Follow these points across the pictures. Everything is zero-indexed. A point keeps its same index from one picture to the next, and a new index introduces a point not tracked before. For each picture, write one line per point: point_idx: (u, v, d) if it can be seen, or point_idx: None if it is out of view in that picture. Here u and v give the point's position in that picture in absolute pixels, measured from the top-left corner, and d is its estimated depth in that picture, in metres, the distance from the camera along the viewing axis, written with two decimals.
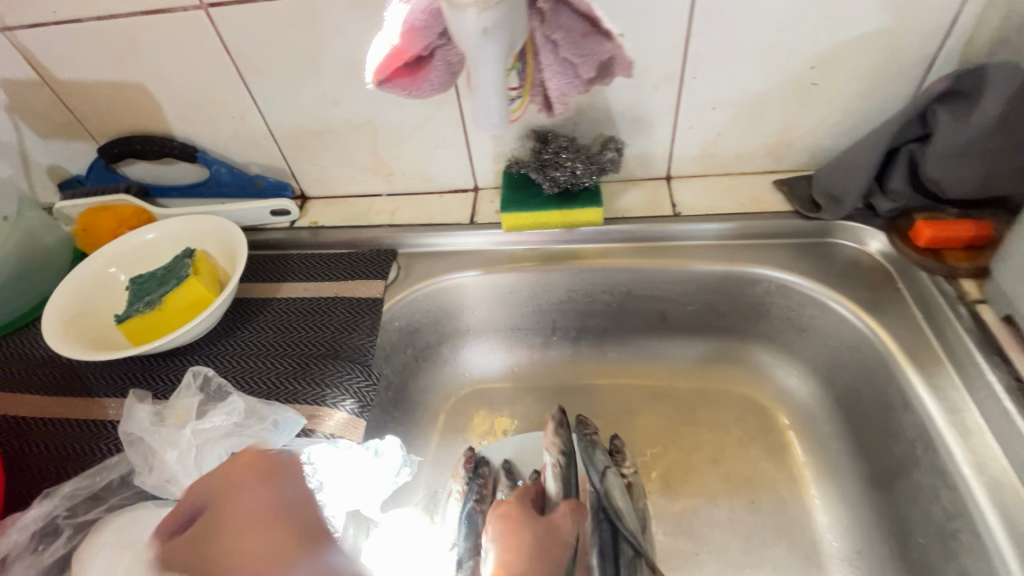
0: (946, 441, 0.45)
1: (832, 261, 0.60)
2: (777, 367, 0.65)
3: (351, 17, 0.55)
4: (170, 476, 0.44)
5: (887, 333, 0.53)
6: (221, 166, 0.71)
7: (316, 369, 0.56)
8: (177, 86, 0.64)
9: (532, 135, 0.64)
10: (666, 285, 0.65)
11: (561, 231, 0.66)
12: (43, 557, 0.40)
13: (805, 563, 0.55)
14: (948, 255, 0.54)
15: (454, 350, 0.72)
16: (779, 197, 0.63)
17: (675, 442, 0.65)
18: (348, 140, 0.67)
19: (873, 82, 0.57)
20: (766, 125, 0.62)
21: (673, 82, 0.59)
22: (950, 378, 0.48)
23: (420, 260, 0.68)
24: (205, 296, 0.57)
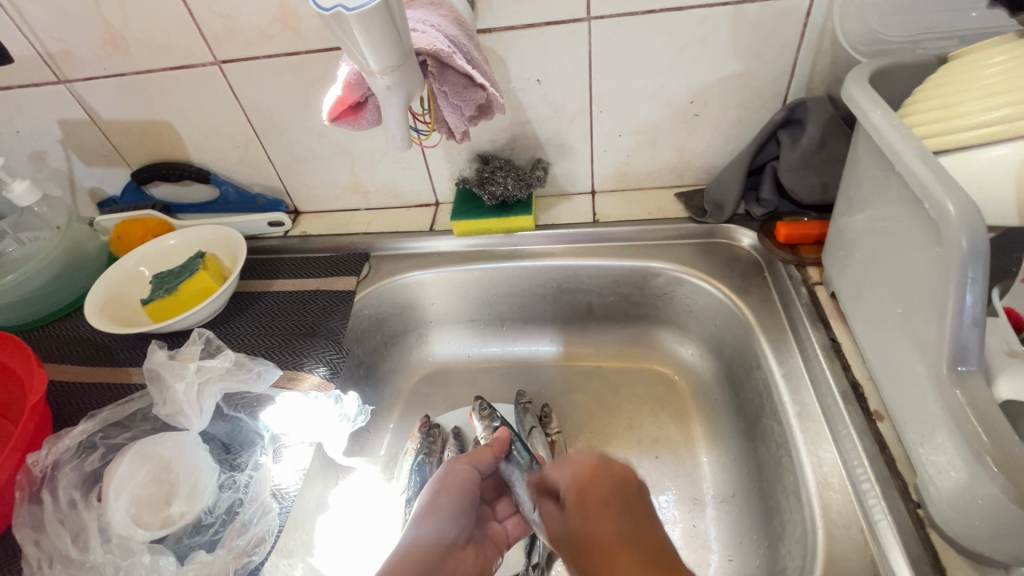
0: (778, 389, 0.57)
1: (717, 256, 0.73)
2: (680, 346, 0.78)
3: (330, 69, 0.72)
4: (178, 407, 0.57)
5: (749, 309, 0.66)
6: (229, 187, 0.87)
7: (299, 344, 0.70)
8: (196, 123, 0.80)
9: (477, 159, 0.79)
10: (588, 280, 0.78)
11: (502, 236, 0.80)
12: (85, 464, 0.54)
13: (692, 505, 0.67)
14: (802, 249, 0.67)
15: (419, 337, 0.86)
16: (678, 207, 0.78)
17: (598, 411, 0.78)
18: (331, 164, 0.83)
19: (741, 113, 0.71)
20: (664, 148, 0.76)
21: (584, 115, 0.73)
22: (788, 342, 0.61)
23: (388, 261, 0.83)
24: (212, 285, 0.72)
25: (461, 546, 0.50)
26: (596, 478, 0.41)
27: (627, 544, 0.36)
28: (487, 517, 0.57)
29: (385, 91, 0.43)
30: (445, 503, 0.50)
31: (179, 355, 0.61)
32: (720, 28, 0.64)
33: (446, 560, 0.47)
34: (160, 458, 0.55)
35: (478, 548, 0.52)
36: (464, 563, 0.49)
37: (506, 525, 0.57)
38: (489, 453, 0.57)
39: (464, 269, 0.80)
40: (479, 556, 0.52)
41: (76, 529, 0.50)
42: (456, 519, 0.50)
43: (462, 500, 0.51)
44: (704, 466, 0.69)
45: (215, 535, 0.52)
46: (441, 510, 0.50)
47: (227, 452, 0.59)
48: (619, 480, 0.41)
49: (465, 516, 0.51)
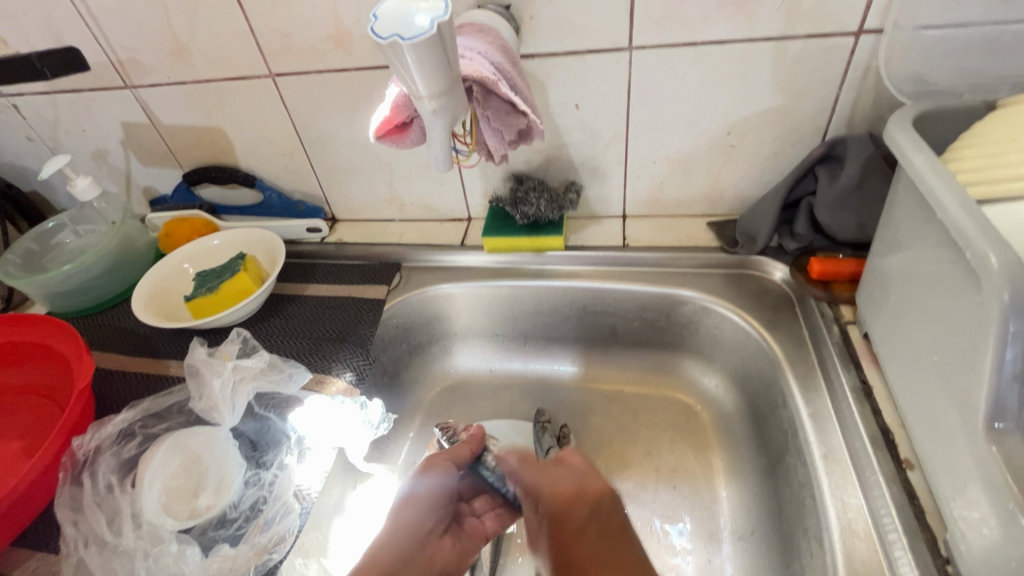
0: (804, 427, 0.56)
1: (747, 288, 0.72)
2: (703, 376, 0.77)
3: (377, 86, 0.75)
4: (213, 403, 0.59)
5: (777, 344, 0.65)
6: (273, 192, 0.91)
7: (329, 349, 0.73)
8: (247, 131, 0.84)
9: (511, 179, 0.81)
10: (615, 304, 0.79)
11: (532, 255, 0.81)
12: (123, 451, 0.57)
13: (709, 539, 0.65)
14: (834, 286, 0.66)
15: (443, 349, 0.88)
16: (710, 236, 0.78)
17: (616, 435, 0.78)
18: (371, 176, 0.86)
19: (779, 146, 0.71)
20: (698, 178, 0.77)
21: (620, 141, 0.74)
22: (816, 380, 0.60)
23: (418, 272, 0.85)
24: (249, 287, 0.75)
25: (438, 535, 0.55)
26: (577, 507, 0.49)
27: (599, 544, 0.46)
28: (464, 513, 0.60)
29: (432, 116, 0.44)
30: (408, 511, 0.53)
31: (218, 353, 0.63)
32: (760, 63, 0.64)
33: (423, 548, 0.52)
34: (192, 451, 0.57)
35: (455, 538, 0.57)
36: (442, 550, 0.54)
37: (484, 522, 0.60)
38: (469, 450, 0.60)
39: (492, 284, 0.81)
40: (457, 547, 0.56)
41: (111, 513, 0.52)
42: (434, 509, 0.55)
43: (428, 508, 0.54)
44: (723, 500, 0.68)
45: (238, 530, 0.53)
46: (418, 501, 0.54)
47: (254, 449, 0.61)
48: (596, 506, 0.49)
49: (442, 508, 0.55)
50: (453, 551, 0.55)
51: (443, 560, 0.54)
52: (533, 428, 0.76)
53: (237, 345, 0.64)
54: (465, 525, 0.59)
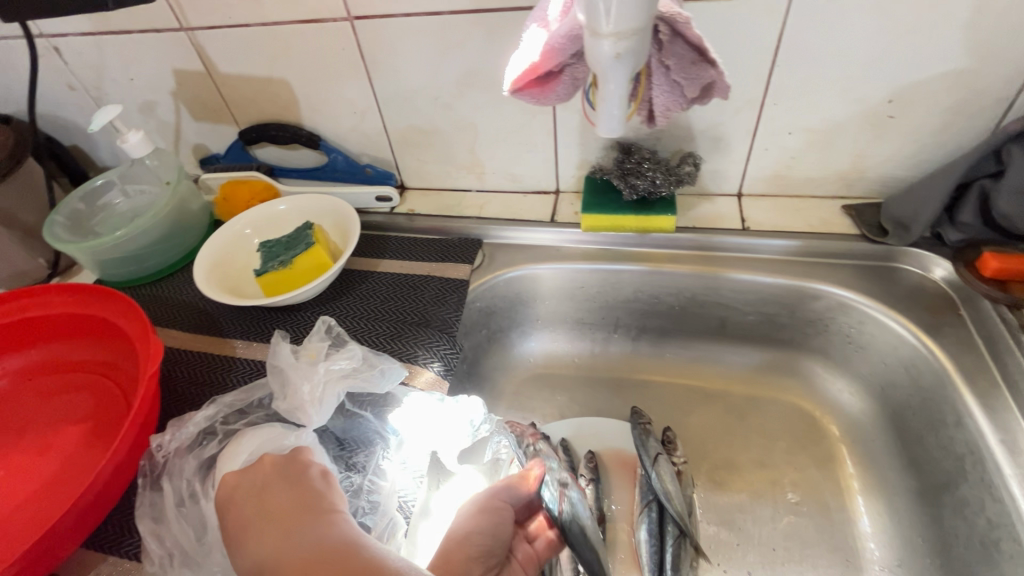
0: (996, 457, 0.48)
1: (895, 285, 0.63)
2: (827, 379, 0.69)
3: (473, 36, 0.64)
4: (298, 404, 0.51)
5: (945, 354, 0.56)
6: (339, 155, 0.82)
7: (410, 334, 0.66)
8: (314, 83, 0.75)
9: (615, 147, 0.71)
10: (729, 295, 0.70)
11: (635, 235, 0.72)
12: (204, 452, 0.49)
13: (845, 566, 0.58)
14: (1013, 287, 0.56)
15: (524, 337, 0.80)
16: (846, 221, 0.68)
17: (723, 440, 0.70)
18: (451, 139, 0.77)
19: (950, 118, 0.60)
20: (839, 153, 0.66)
21: (754, 106, 0.64)
22: (1003, 400, 0.51)
23: (502, 250, 0.76)
24: (325, 263, 0.66)
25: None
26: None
27: None
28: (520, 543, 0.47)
29: (613, 61, 0.35)
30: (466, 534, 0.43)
31: (303, 351, 0.54)
32: (954, 14, 0.53)
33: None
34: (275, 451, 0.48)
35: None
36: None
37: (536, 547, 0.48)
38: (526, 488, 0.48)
39: (588, 267, 0.73)
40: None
41: (197, 526, 0.45)
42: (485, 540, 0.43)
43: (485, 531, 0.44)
44: (860, 522, 0.60)
45: None
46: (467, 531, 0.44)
47: (342, 448, 0.54)
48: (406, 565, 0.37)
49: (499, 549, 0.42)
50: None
51: None
52: (632, 430, 0.68)
53: (324, 338, 0.56)
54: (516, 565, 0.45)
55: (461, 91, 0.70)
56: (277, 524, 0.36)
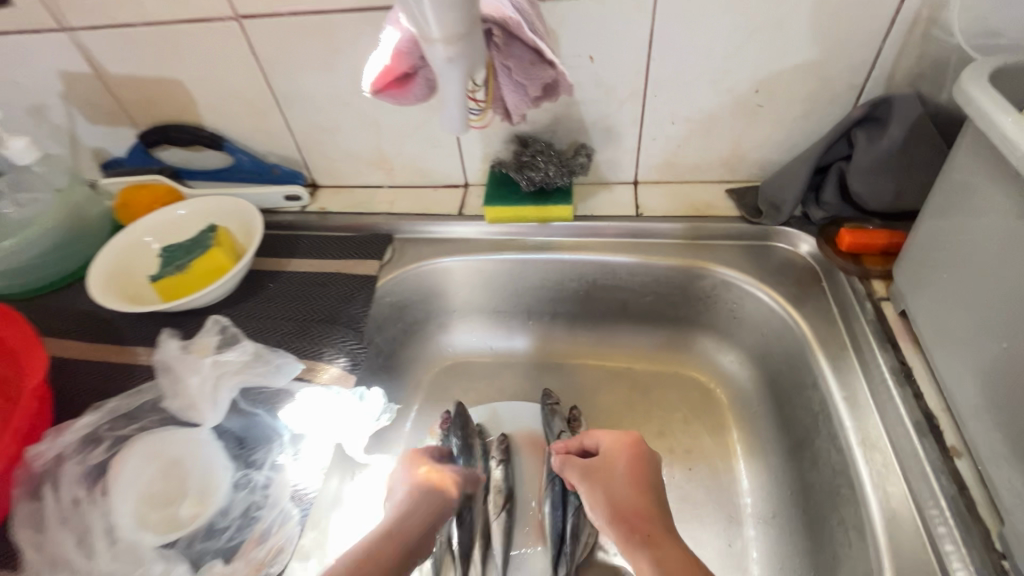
0: (839, 412, 0.53)
1: (769, 261, 0.68)
2: (718, 352, 0.74)
3: (362, 33, 0.65)
4: (190, 401, 0.55)
5: (805, 322, 0.61)
6: (244, 155, 0.81)
7: (318, 332, 0.67)
8: (210, 83, 0.74)
9: (514, 141, 0.73)
10: (627, 278, 0.74)
11: (537, 225, 0.75)
12: (89, 459, 0.51)
13: (728, 521, 0.63)
14: (866, 259, 0.62)
15: (441, 328, 0.82)
16: (729, 204, 0.72)
17: (627, 415, 0.74)
18: (356, 136, 0.77)
19: (808, 107, 0.65)
20: (717, 141, 0.70)
21: (636, 98, 0.67)
22: (850, 362, 0.56)
23: (412, 245, 0.78)
24: (225, 263, 0.67)
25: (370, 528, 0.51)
26: (613, 466, 0.56)
27: (638, 503, 0.52)
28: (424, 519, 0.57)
29: (445, 64, 0.37)
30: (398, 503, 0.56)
31: (194, 346, 0.58)
32: (799, 10, 0.57)
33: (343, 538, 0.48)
34: (169, 455, 0.52)
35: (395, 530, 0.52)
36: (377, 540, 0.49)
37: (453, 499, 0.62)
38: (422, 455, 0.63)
39: (493, 257, 0.75)
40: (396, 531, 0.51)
41: (80, 531, 0.47)
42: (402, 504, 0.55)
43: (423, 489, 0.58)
44: (742, 481, 0.66)
45: (229, 541, 0.48)
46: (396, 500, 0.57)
47: (242, 447, 0.55)
48: (639, 453, 0.56)
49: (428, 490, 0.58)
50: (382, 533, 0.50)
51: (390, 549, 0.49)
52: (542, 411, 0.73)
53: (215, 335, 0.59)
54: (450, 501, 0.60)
55: (358, 89, 0.71)
56: (620, 492, 0.53)
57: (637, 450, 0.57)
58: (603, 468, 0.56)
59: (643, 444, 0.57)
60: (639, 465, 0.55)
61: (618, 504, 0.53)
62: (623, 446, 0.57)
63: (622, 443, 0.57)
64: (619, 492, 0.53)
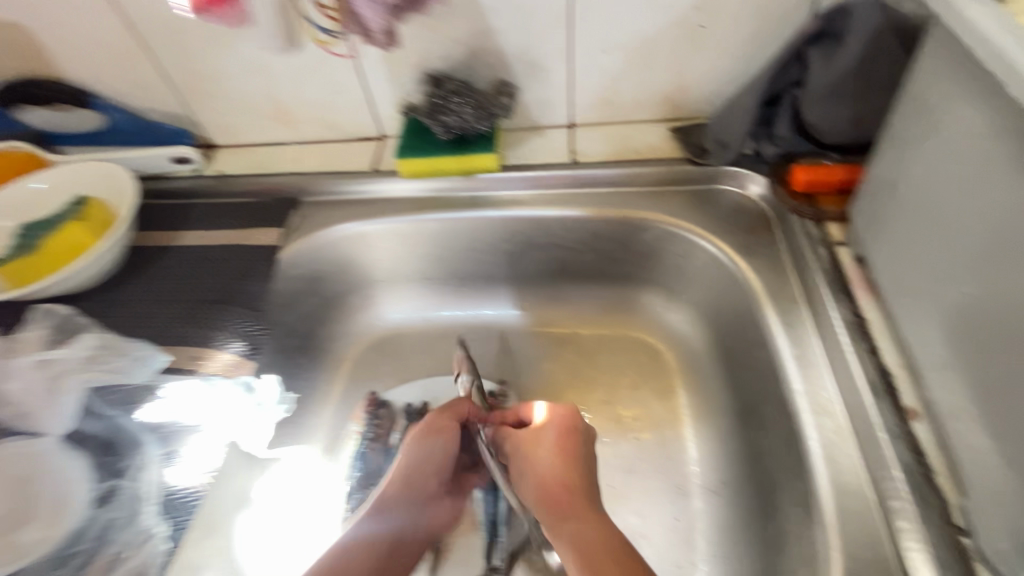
0: (788, 374, 0.47)
1: (717, 208, 0.61)
2: (668, 311, 0.67)
3: None
4: (26, 408, 0.48)
5: (754, 273, 0.54)
6: (119, 113, 0.70)
7: (208, 313, 0.58)
8: (57, 23, 0.62)
9: (428, 81, 0.63)
10: (565, 234, 0.66)
11: (460, 179, 0.66)
12: None
13: (677, 494, 0.59)
14: (822, 199, 0.55)
15: (366, 301, 0.73)
16: (674, 145, 0.64)
17: (572, 383, 0.68)
18: (245, 85, 0.66)
19: (757, 24, 0.56)
20: (658, 71, 0.62)
21: (561, 22, 0.58)
22: (801, 317, 0.50)
23: (322, 208, 0.69)
24: (86, 239, 0.57)
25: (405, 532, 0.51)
26: (541, 434, 0.52)
27: (566, 479, 0.48)
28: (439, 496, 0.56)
29: None
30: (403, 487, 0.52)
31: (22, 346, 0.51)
32: None
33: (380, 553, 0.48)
34: (14, 471, 0.45)
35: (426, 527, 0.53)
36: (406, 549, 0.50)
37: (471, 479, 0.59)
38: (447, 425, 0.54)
39: (414, 219, 0.67)
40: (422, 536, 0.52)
41: None
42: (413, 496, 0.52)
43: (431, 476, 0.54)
44: (691, 450, 0.60)
45: (80, 568, 0.41)
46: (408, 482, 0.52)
47: (107, 454, 0.47)
48: (572, 422, 0.53)
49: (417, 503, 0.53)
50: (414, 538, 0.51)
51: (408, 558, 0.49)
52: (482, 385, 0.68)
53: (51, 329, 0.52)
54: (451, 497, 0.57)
55: None
56: (543, 466, 0.49)
57: (566, 426, 0.52)
58: (531, 438, 0.52)
59: (579, 418, 0.53)
60: (572, 433, 0.52)
61: (545, 479, 0.48)
62: (552, 414, 0.53)
63: (555, 415, 0.53)
64: (545, 466, 0.49)
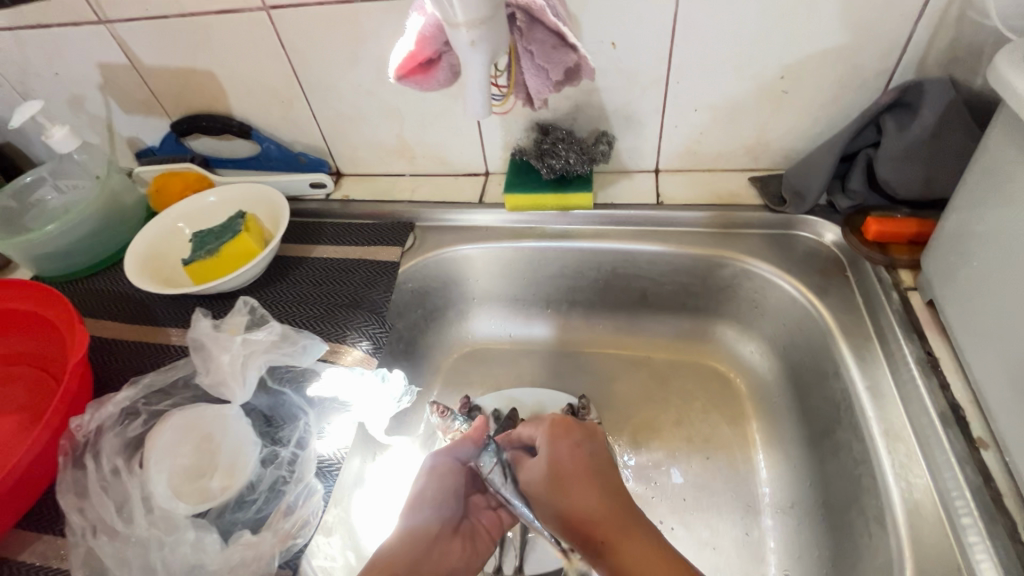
0: (862, 403, 0.53)
1: (792, 250, 0.67)
2: (739, 342, 0.73)
3: (385, 21, 0.66)
4: (222, 378, 0.56)
5: (829, 312, 0.60)
6: (271, 143, 0.83)
7: (341, 315, 0.68)
8: (239, 72, 0.75)
9: (535, 129, 0.73)
10: (647, 267, 0.73)
11: (556, 213, 0.75)
12: (128, 431, 0.53)
13: (746, 511, 0.63)
14: (892, 248, 0.60)
15: (460, 315, 0.83)
16: (752, 193, 0.72)
17: (645, 404, 0.74)
18: (379, 125, 0.78)
19: (836, 92, 0.64)
20: (742, 128, 0.69)
21: (659, 85, 0.67)
22: (874, 353, 0.55)
23: (433, 232, 0.79)
24: (251, 248, 0.69)
25: (448, 537, 0.54)
26: (562, 440, 0.53)
27: (602, 507, 0.48)
28: (478, 508, 0.58)
29: (469, 48, 0.38)
30: (429, 491, 0.55)
31: (224, 326, 0.59)
32: None
33: (432, 550, 0.51)
34: (202, 429, 0.54)
35: (467, 539, 0.55)
36: (451, 554, 0.53)
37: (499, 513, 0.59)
38: (472, 441, 0.57)
39: (512, 246, 0.76)
40: (467, 548, 0.55)
41: (120, 499, 0.49)
42: (440, 507, 0.54)
43: (449, 489, 0.55)
44: (760, 471, 0.66)
45: (257, 513, 0.50)
46: (431, 496, 0.54)
47: (269, 425, 0.57)
48: (588, 435, 0.54)
49: (449, 506, 0.55)
50: (463, 552, 0.54)
51: (453, 563, 0.52)
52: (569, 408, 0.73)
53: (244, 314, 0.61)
54: (473, 523, 0.57)
55: (382, 78, 0.72)
56: (580, 493, 0.49)
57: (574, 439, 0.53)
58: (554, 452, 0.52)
59: (587, 426, 0.55)
60: (589, 445, 0.53)
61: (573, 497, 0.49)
62: (566, 427, 0.54)
63: (564, 427, 0.54)
64: (572, 482, 0.50)
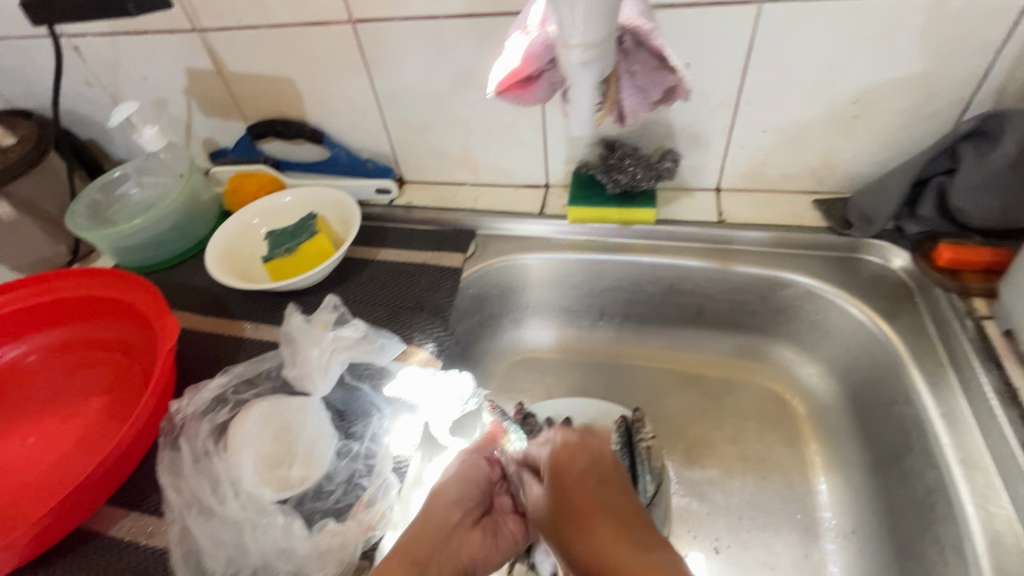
0: (936, 430, 0.53)
1: (858, 274, 0.67)
2: (797, 364, 0.73)
3: (465, 36, 0.69)
4: (305, 371, 0.59)
5: (899, 337, 0.60)
6: (341, 149, 0.86)
7: (407, 317, 0.70)
8: (318, 81, 0.79)
9: (601, 144, 0.75)
10: (707, 283, 0.74)
11: (618, 227, 0.77)
12: (218, 417, 0.56)
13: (805, 533, 0.63)
14: (964, 275, 0.61)
15: (514, 323, 0.84)
16: (817, 215, 0.72)
17: (698, 420, 0.74)
18: (446, 136, 0.81)
19: (908, 119, 0.64)
20: (809, 151, 0.70)
21: (729, 106, 0.68)
22: (948, 380, 0.55)
23: (494, 241, 0.81)
24: (326, 250, 0.72)
25: (468, 528, 0.52)
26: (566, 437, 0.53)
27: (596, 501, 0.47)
28: (499, 509, 0.56)
29: (581, 68, 0.40)
30: (452, 484, 0.53)
31: (314, 321, 0.63)
32: (908, 22, 0.57)
33: (450, 540, 0.50)
34: (283, 420, 0.56)
35: (487, 533, 0.53)
36: (472, 545, 0.51)
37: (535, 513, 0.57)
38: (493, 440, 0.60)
39: (572, 257, 0.77)
40: (489, 543, 0.53)
41: (212, 481, 0.51)
42: (463, 498, 0.53)
43: (472, 484, 0.54)
44: (820, 494, 0.65)
45: (336, 503, 0.52)
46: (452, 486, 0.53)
47: (342, 419, 0.59)
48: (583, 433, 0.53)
49: (472, 498, 0.54)
50: (484, 545, 0.52)
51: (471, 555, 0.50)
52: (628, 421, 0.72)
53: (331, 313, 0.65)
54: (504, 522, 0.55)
55: (455, 90, 0.75)
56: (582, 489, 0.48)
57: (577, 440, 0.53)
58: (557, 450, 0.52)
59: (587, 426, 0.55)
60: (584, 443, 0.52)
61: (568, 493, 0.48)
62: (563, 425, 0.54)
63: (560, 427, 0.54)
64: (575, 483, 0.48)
